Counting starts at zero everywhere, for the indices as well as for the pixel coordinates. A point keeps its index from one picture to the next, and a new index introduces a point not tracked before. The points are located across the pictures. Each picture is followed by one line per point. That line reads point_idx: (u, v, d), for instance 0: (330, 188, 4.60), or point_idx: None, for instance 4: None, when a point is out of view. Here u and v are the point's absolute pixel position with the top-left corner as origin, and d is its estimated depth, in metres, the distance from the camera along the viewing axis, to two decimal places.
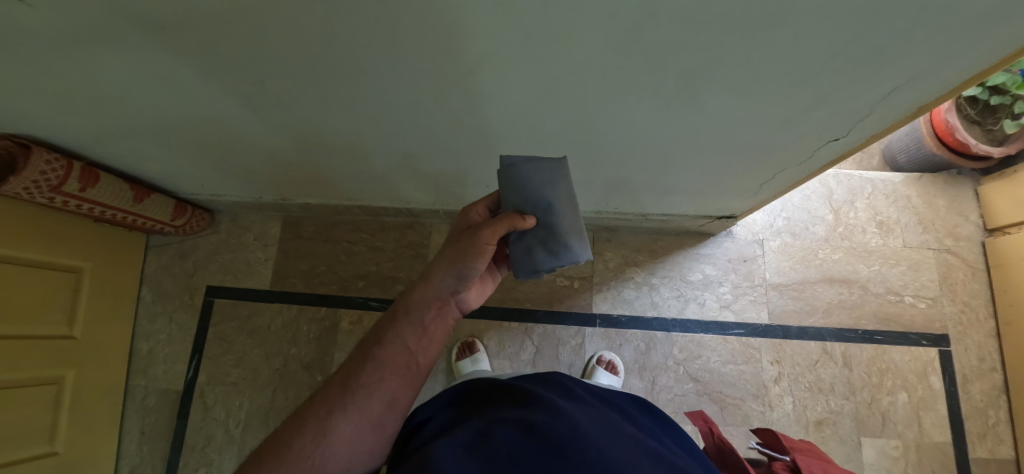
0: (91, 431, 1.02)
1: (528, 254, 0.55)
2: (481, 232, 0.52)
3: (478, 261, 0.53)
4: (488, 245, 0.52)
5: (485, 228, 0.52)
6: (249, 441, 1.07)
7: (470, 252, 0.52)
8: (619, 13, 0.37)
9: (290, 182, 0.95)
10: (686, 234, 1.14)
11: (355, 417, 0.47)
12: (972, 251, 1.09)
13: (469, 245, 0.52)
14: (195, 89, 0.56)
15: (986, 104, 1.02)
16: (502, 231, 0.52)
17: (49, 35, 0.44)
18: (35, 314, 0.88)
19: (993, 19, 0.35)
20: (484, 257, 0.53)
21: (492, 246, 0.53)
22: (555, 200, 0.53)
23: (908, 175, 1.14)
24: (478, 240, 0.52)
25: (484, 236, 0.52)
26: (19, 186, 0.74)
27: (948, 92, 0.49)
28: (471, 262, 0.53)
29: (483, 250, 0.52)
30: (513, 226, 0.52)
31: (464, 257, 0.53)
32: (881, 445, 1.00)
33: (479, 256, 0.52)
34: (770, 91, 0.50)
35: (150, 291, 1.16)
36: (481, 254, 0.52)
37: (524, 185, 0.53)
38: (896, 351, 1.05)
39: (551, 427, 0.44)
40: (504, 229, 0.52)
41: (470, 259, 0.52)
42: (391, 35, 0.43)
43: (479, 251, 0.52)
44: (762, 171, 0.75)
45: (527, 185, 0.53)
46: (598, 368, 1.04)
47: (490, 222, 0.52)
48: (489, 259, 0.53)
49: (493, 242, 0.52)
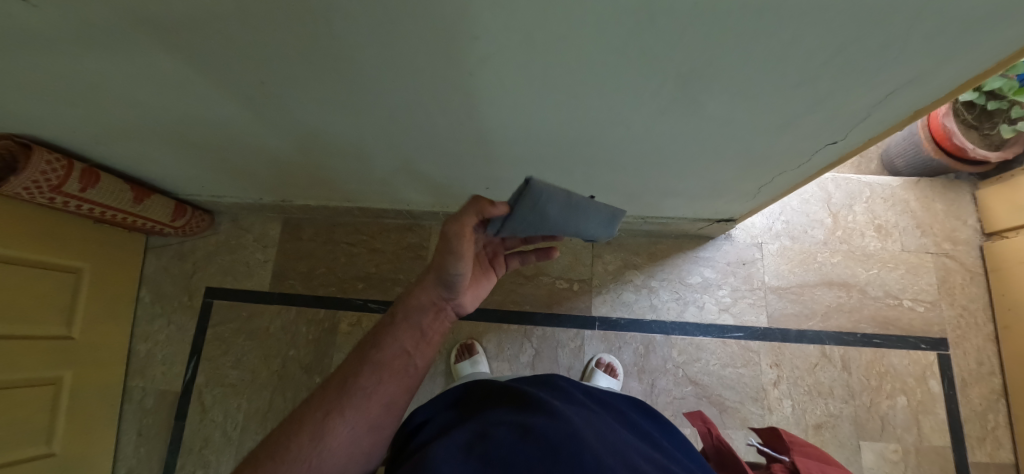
0: (89, 432, 1.02)
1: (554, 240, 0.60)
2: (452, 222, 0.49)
3: (461, 260, 0.51)
4: (461, 239, 0.49)
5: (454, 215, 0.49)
6: (247, 443, 1.07)
7: (446, 248, 0.50)
8: (620, 15, 0.37)
9: (290, 184, 0.95)
10: (685, 236, 1.14)
11: (353, 419, 0.47)
12: (971, 255, 1.09)
13: (443, 241, 0.50)
14: (197, 91, 0.57)
15: (983, 110, 1.02)
16: (471, 223, 0.49)
17: (51, 35, 0.44)
18: (35, 314, 0.88)
19: (991, 20, 0.35)
20: (466, 256, 0.50)
21: (466, 240, 0.50)
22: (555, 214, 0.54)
23: (907, 179, 1.15)
24: (446, 233, 0.49)
25: (454, 225, 0.49)
26: (20, 186, 0.74)
27: (946, 95, 0.49)
28: (448, 258, 0.50)
29: (454, 244, 0.49)
30: (481, 211, 0.49)
31: (443, 253, 0.51)
32: (880, 448, 1.00)
33: (454, 250, 0.50)
34: (768, 94, 0.50)
35: (149, 292, 1.16)
36: (460, 251, 0.50)
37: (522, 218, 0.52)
38: (895, 354, 1.05)
39: (547, 428, 0.44)
40: (470, 218, 0.49)
41: (445, 253, 0.50)
42: (392, 37, 0.43)
43: (453, 246, 0.49)
44: (761, 174, 0.75)
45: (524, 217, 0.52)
46: (598, 371, 1.04)
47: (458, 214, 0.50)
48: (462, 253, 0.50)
49: (465, 235, 0.49)
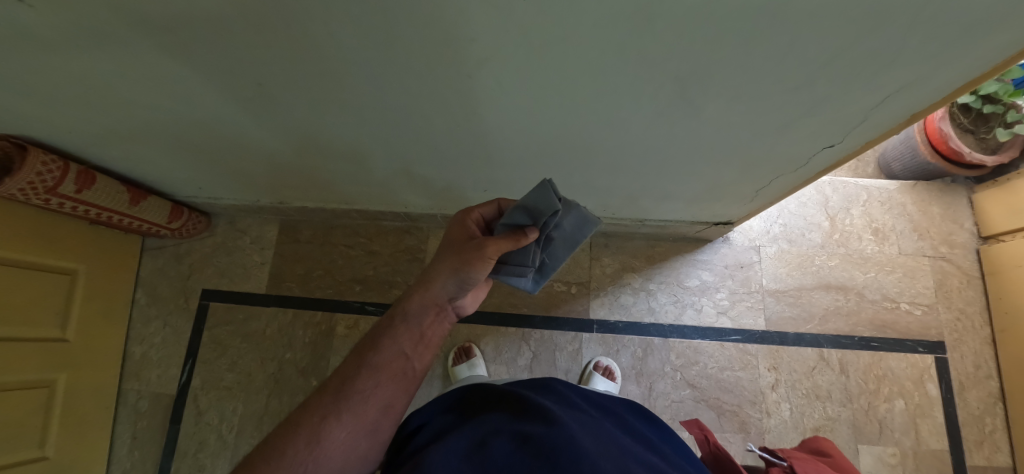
0: (82, 436, 1.01)
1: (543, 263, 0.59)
2: (484, 246, 0.51)
3: (479, 270, 0.53)
4: (488, 253, 0.52)
5: (489, 241, 0.51)
6: (242, 447, 1.06)
7: (470, 261, 0.52)
8: (619, 18, 0.37)
9: (287, 186, 0.94)
10: (683, 240, 1.14)
11: (350, 423, 0.46)
12: (967, 259, 1.09)
13: (472, 256, 0.52)
14: (194, 93, 0.57)
15: (979, 114, 1.03)
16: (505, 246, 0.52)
17: (47, 36, 0.44)
18: (29, 316, 0.87)
19: (989, 23, 0.35)
20: (485, 266, 0.53)
21: (493, 258, 0.53)
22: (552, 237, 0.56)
23: (903, 182, 1.15)
24: (479, 251, 0.52)
25: (488, 250, 0.51)
26: (16, 187, 0.74)
27: (944, 98, 0.49)
28: (474, 272, 0.53)
29: (485, 262, 0.52)
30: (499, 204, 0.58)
31: (465, 266, 0.53)
32: (878, 452, 1.00)
33: (482, 268, 0.53)
34: (766, 98, 0.50)
35: (145, 294, 1.16)
36: (483, 263, 0.52)
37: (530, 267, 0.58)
38: (893, 358, 1.05)
39: (546, 437, 0.44)
40: (508, 245, 0.52)
41: (470, 268, 0.52)
42: (390, 38, 0.43)
43: (481, 262, 0.52)
44: (757, 178, 0.76)
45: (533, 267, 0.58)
46: (596, 374, 1.03)
47: (495, 237, 0.52)
48: (490, 268, 0.53)
49: (496, 254, 0.52)
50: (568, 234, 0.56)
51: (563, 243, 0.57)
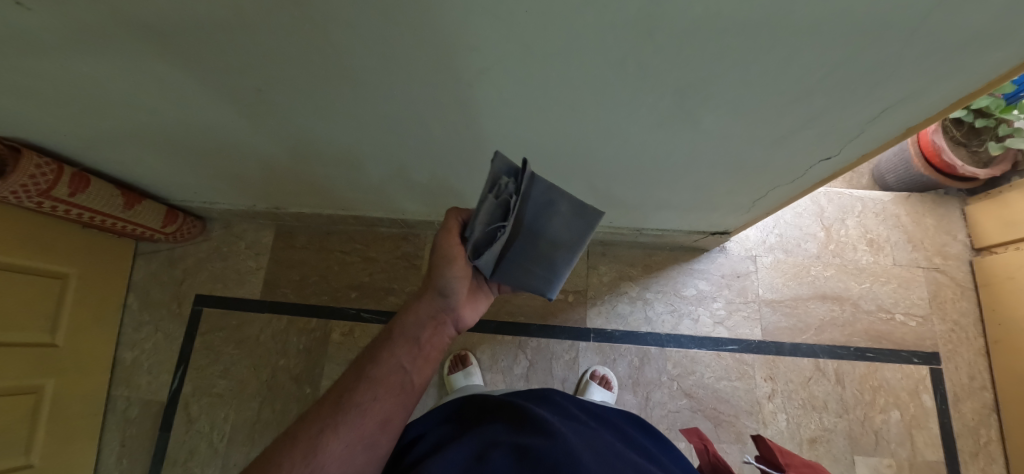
0: (68, 444, 0.99)
1: (549, 265, 0.56)
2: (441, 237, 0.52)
3: (453, 266, 0.53)
4: (447, 241, 0.52)
5: (442, 234, 0.52)
6: (234, 456, 1.04)
7: (446, 260, 0.53)
8: (618, 30, 0.38)
9: (283, 191, 0.94)
10: (680, 249, 1.14)
11: (347, 436, 0.45)
12: (961, 270, 1.10)
13: (438, 251, 0.53)
14: (193, 98, 0.57)
15: (971, 127, 1.04)
16: (457, 228, 0.52)
17: (45, 39, 0.43)
18: (18, 321, 0.86)
19: (986, 38, 0.36)
20: (455, 261, 0.52)
21: (457, 244, 0.52)
22: (552, 236, 0.54)
23: (897, 194, 1.16)
24: (440, 243, 0.52)
25: (445, 241, 0.52)
26: (7, 191, 0.73)
27: (937, 114, 0.50)
28: (449, 271, 0.53)
29: (452, 256, 0.52)
30: None
31: (443, 267, 0.53)
32: (874, 463, 1.00)
33: (452, 263, 0.52)
34: (761, 111, 0.51)
35: (137, 298, 1.14)
36: (451, 257, 0.52)
37: (532, 262, 0.55)
38: (888, 368, 1.05)
39: (544, 451, 0.43)
40: (455, 223, 0.52)
41: (447, 266, 0.53)
42: (391, 46, 0.43)
43: (445, 253, 0.52)
44: (755, 188, 0.76)
45: (539, 266, 0.56)
46: (592, 384, 1.02)
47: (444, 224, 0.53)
48: (466, 264, 0.53)
49: (455, 240, 0.52)
50: (572, 232, 0.54)
51: (566, 240, 0.55)
